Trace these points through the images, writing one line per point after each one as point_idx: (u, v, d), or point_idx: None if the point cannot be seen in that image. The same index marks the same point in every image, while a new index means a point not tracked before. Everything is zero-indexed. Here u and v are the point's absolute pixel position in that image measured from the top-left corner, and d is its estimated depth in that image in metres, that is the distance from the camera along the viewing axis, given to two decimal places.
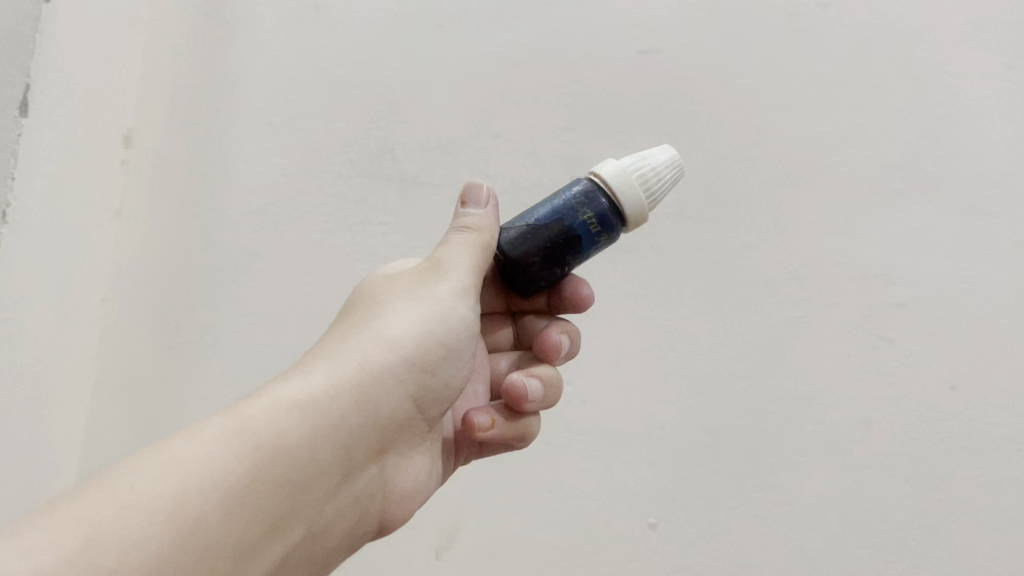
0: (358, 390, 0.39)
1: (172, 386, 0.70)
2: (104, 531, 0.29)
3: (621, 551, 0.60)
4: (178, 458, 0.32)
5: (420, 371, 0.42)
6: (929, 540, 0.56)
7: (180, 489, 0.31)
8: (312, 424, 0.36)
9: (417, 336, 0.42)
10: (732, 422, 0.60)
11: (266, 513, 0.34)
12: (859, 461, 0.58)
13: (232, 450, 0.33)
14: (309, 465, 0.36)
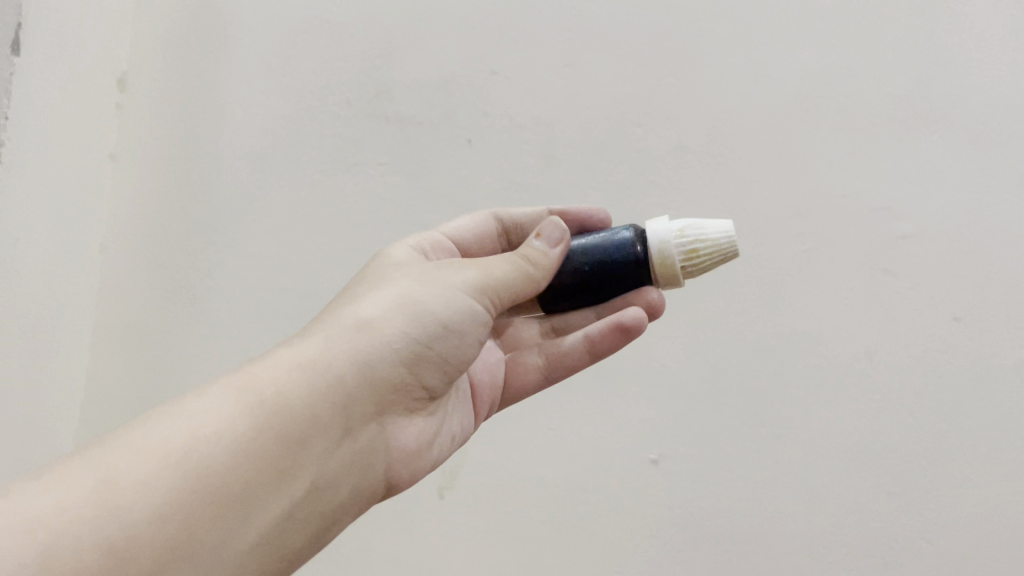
0: (356, 356, 0.38)
1: (174, 330, 0.70)
2: (117, 477, 0.31)
3: (624, 486, 0.60)
4: (187, 413, 0.34)
5: (425, 342, 0.41)
6: (933, 473, 0.56)
7: (186, 439, 0.33)
8: (311, 382, 0.37)
9: (418, 305, 0.41)
10: (735, 358, 0.60)
11: (268, 467, 0.34)
12: (860, 394, 0.58)
13: (234, 406, 0.35)
14: (310, 423, 0.36)
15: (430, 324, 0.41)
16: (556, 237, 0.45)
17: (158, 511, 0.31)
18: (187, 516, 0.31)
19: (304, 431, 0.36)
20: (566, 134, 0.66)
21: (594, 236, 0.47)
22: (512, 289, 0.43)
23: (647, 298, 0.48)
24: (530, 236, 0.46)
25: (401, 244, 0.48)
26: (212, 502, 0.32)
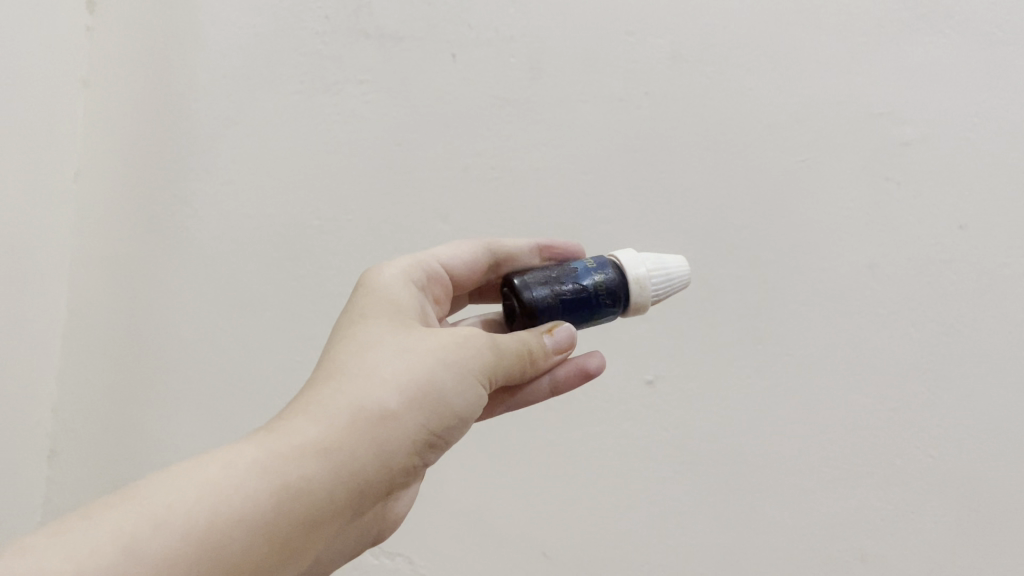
0: (381, 441, 0.35)
1: (154, 261, 0.68)
2: (136, 546, 0.28)
3: (617, 409, 0.59)
4: (208, 479, 0.31)
5: (439, 430, 0.37)
6: (937, 387, 0.53)
7: (207, 514, 0.30)
8: (333, 463, 0.33)
9: (442, 390, 0.37)
10: (731, 276, 0.58)
11: (277, 554, 0.32)
12: (861, 307, 0.55)
13: (259, 479, 0.32)
14: (324, 510, 0.33)
15: (448, 410, 0.37)
16: (568, 342, 0.42)
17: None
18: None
19: (317, 518, 0.33)
20: (555, 42, 0.61)
21: (560, 278, 0.43)
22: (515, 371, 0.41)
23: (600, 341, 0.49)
24: (541, 332, 0.42)
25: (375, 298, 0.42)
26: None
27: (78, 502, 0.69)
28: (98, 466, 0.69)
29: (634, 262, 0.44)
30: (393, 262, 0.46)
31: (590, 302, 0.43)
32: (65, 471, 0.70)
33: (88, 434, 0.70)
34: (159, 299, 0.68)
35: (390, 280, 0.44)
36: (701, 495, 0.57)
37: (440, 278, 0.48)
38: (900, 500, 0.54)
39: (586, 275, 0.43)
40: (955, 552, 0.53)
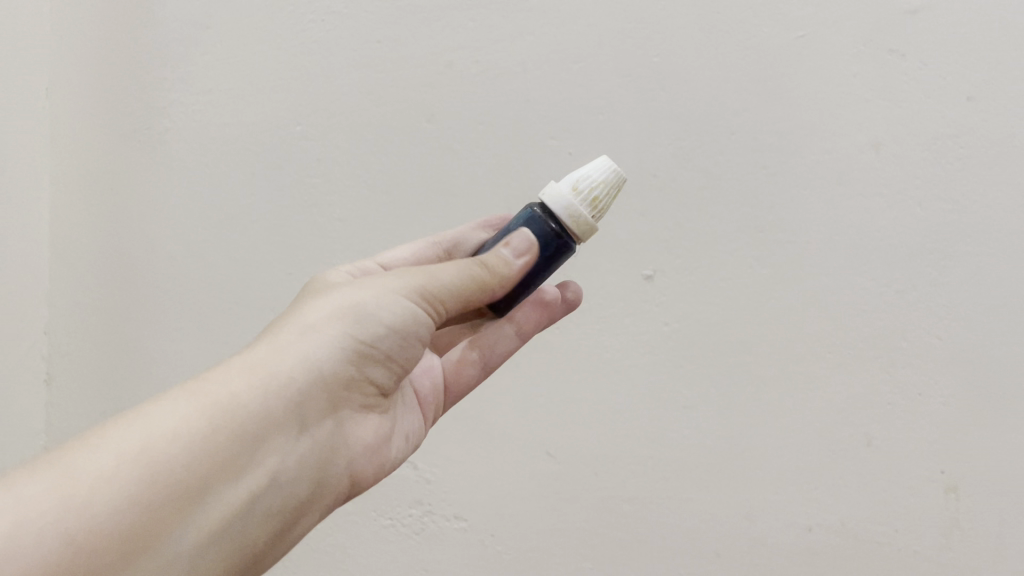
0: (309, 360, 0.36)
1: (132, 176, 0.66)
2: (70, 484, 0.29)
3: (616, 306, 0.57)
4: (141, 420, 0.32)
5: (373, 345, 0.38)
6: (944, 267, 0.52)
7: (139, 446, 0.31)
8: (265, 387, 0.35)
9: (369, 310, 0.38)
10: (731, 162, 0.54)
11: (223, 469, 0.32)
12: (866, 188, 0.52)
13: (191, 410, 0.33)
14: (266, 423, 0.34)
15: (380, 326, 0.38)
16: (526, 250, 0.40)
17: (112, 522, 0.29)
18: (139, 522, 0.30)
19: (257, 434, 0.34)
20: None
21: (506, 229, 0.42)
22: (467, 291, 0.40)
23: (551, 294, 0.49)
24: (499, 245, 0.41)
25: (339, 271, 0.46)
26: (167, 504, 0.30)
27: (77, 425, 0.69)
28: (91, 390, 0.68)
29: (553, 194, 0.40)
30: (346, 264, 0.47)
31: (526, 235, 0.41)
32: (62, 395, 0.69)
33: (82, 358, 0.69)
34: (139, 216, 0.66)
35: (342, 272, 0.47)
36: (704, 389, 0.56)
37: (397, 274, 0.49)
38: (908, 382, 0.53)
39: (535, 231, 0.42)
40: (963, 433, 0.52)
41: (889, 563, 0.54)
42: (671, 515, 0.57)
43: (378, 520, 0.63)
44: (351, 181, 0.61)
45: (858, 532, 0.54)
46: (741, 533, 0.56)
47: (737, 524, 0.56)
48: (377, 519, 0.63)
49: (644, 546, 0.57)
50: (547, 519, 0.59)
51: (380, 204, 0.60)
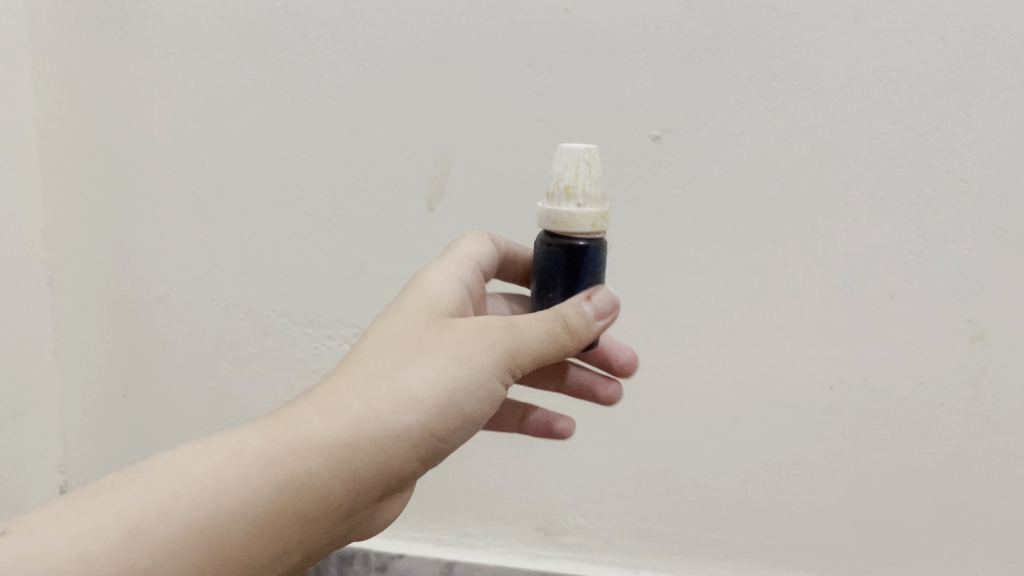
0: (391, 447, 0.33)
1: (111, 66, 0.62)
2: (132, 533, 0.28)
3: (624, 172, 0.53)
4: (212, 468, 0.30)
5: (449, 432, 0.35)
6: (969, 105, 0.48)
7: (207, 505, 0.29)
8: (339, 468, 0.32)
9: (458, 389, 0.35)
10: (740, 6, 0.49)
11: (270, 552, 0.31)
12: (887, 25, 0.48)
13: (263, 472, 0.31)
14: (324, 507, 0.32)
15: (460, 415, 0.35)
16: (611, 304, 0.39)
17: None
18: None
19: (314, 513, 0.32)
20: None
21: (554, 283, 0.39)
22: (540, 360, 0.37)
23: (608, 395, 0.52)
24: (582, 300, 0.38)
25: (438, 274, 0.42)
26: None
27: (87, 326, 0.68)
28: (97, 290, 0.67)
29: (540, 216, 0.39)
30: (438, 264, 0.43)
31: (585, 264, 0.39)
32: (67, 298, 0.67)
33: (83, 258, 0.66)
34: (124, 107, 0.62)
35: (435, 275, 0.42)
36: (720, 253, 0.53)
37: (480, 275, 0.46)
38: (932, 230, 0.50)
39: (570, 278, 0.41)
40: (990, 281, 0.50)
41: (914, 416, 0.53)
42: (688, 383, 0.56)
43: None
44: (338, 58, 0.57)
45: (882, 388, 0.53)
46: (761, 395, 0.55)
47: (757, 387, 0.55)
48: None
49: (663, 415, 0.57)
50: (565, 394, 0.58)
51: (371, 78, 0.57)
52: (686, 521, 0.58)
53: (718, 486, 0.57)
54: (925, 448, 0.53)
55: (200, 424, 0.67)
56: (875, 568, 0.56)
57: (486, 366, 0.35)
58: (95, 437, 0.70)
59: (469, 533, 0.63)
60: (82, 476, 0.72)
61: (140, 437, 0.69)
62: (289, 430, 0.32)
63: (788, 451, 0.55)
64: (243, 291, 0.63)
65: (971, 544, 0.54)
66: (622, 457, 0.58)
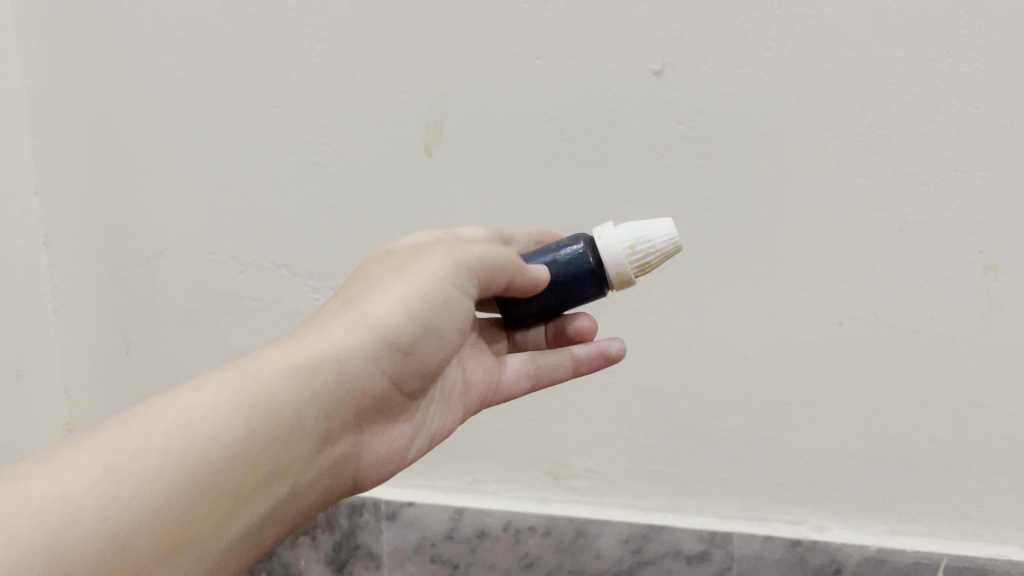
0: (346, 358, 0.36)
1: (97, 17, 0.60)
2: (118, 468, 0.29)
3: (627, 108, 0.52)
4: (180, 401, 0.32)
5: (399, 348, 0.38)
6: (980, 27, 0.46)
7: (184, 428, 0.30)
8: (304, 382, 0.34)
9: (402, 309, 0.38)
10: None
11: (257, 470, 0.32)
12: None
13: (232, 393, 0.33)
14: (299, 424, 0.34)
15: (406, 337, 0.38)
16: None
17: (161, 501, 0.29)
18: (183, 512, 0.29)
19: (293, 430, 0.34)
20: None
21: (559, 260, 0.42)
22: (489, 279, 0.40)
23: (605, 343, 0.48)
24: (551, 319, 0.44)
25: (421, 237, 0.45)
26: (204, 500, 0.30)
27: (84, 284, 0.67)
28: (91, 247, 0.66)
29: (607, 239, 0.40)
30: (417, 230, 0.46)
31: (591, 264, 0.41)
32: (63, 256, 0.67)
33: (76, 215, 0.65)
34: (113, 58, 0.61)
35: None
36: (725, 189, 0.52)
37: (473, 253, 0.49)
38: (943, 159, 0.48)
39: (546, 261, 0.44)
40: (1002, 208, 0.48)
41: (924, 349, 0.52)
42: (696, 322, 0.55)
43: None
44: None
45: (892, 322, 0.52)
46: (769, 333, 0.54)
47: (765, 325, 0.54)
48: None
49: (670, 355, 0.56)
50: None
51: (362, 19, 0.55)
52: (695, 462, 0.58)
53: (727, 426, 0.57)
54: (935, 381, 0.52)
55: (203, 380, 0.67)
56: (888, 505, 0.56)
57: (426, 284, 0.39)
58: (99, 395, 0.70)
59: (478, 479, 0.63)
60: (88, 436, 0.72)
61: (143, 395, 0.69)
62: (248, 364, 0.34)
63: (796, 389, 0.55)
64: (239, 244, 0.62)
65: (985, 477, 0.53)
66: (629, 400, 0.58)
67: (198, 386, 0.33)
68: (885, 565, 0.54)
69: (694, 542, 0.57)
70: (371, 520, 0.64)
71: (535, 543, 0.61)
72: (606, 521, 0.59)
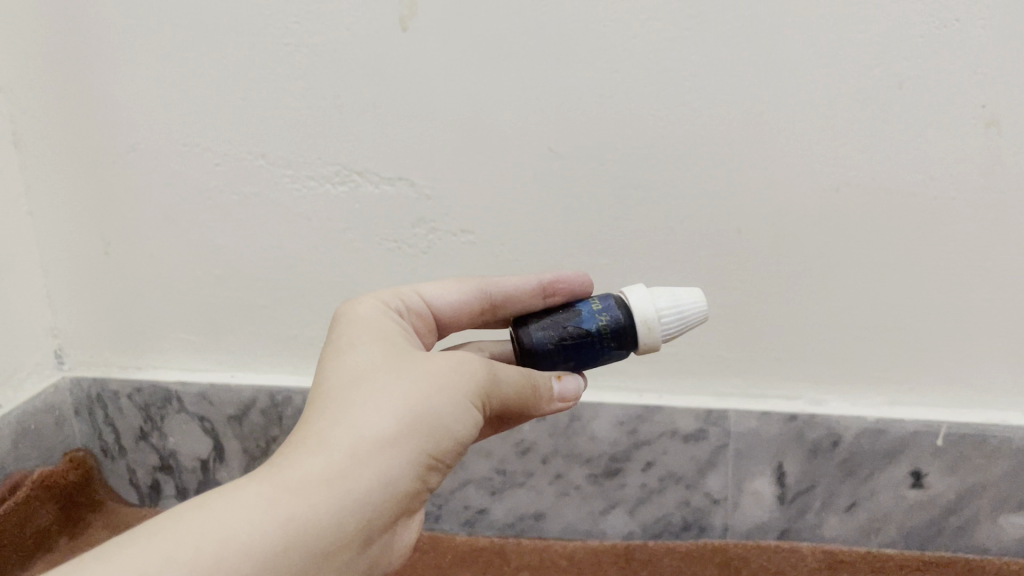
0: (389, 470, 0.33)
1: None
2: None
3: None
4: (218, 515, 0.29)
5: (437, 454, 0.35)
6: None
7: (216, 550, 0.28)
8: (347, 497, 0.31)
9: (440, 410, 0.35)
10: None
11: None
12: None
13: (271, 506, 0.30)
14: (338, 541, 0.31)
15: (446, 437, 0.35)
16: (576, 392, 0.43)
17: None
18: None
19: (332, 549, 0.30)
20: None
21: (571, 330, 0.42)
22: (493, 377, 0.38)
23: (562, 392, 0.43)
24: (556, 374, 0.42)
25: (370, 302, 0.43)
26: None
27: (57, 183, 0.65)
28: (63, 145, 0.63)
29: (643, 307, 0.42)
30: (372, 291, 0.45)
31: (593, 344, 0.42)
32: (35, 156, 0.64)
33: (44, 111, 0.63)
34: None
35: (367, 312, 0.42)
36: (715, 53, 0.49)
37: (430, 322, 0.47)
38: (944, 10, 0.46)
39: (591, 319, 0.42)
40: (1008, 64, 0.46)
41: (924, 214, 0.50)
42: (687, 197, 0.53)
43: (383, 245, 0.60)
44: None
45: (890, 187, 0.50)
46: (763, 204, 0.52)
47: (760, 196, 0.52)
48: (382, 244, 0.60)
49: (661, 233, 0.54)
50: (558, 217, 0.56)
51: None
52: (689, 342, 0.57)
53: (721, 302, 0.55)
54: (935, 246, 0.51)
55: (186, 278, 0.65)
56: (884, 375, 0.55)
57: (458, 386, 0.36)
58: (81, 297, 0.69)
59: None
60: (74, 339, 0.70)
61: (128, 296, 0.67)
62: (284, 472, 0.31)
63: (792, 261, 0.53)
64: (213, 135, 0.60)
65: (983, 343, 0.53)
66: (621, 280, 0.56)
67: (232, 501, 0.29)
68: (883, 436, 0.54)
69: (690, 421, 0.57)
70: None
71: (531, 429, 0.60)
72: (601, 405, 0.58)
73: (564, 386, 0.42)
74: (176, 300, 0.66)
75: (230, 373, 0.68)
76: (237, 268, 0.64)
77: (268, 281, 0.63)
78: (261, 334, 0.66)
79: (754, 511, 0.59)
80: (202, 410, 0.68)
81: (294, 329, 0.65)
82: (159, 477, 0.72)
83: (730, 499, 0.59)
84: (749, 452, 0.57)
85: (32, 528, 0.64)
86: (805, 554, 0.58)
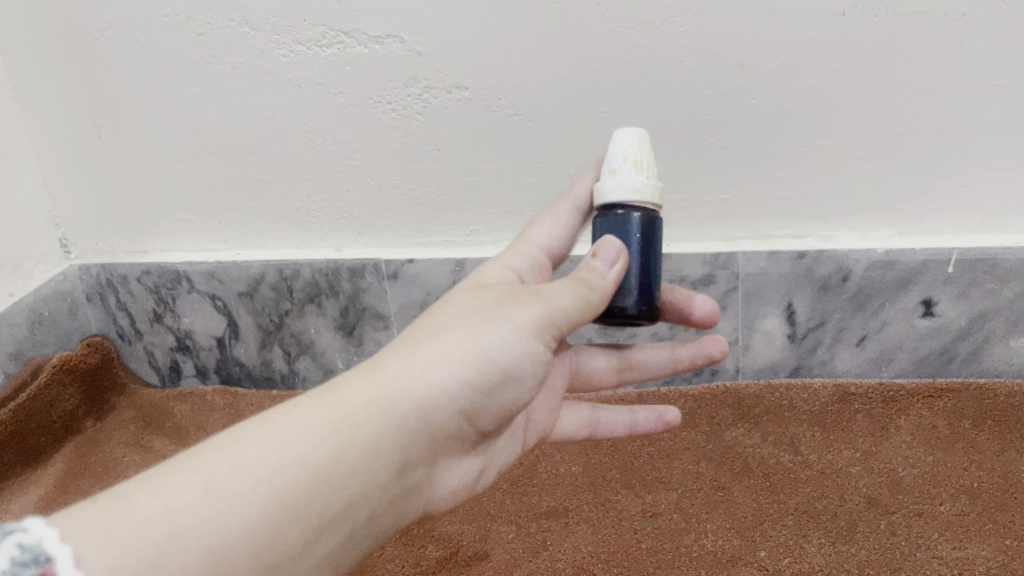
0: (433, 398, 0.35)
1: None
2: (220, 492, 0.29)
3: None
4: (275, 427, 0.31)
5: (490, 389, 0.37)
6: None
7: (271, 452, 0.30)
8: (388, 416, 0.34)
9: (494, 350, 0.36)
10: None
11: (338, 504, 0.32)
12: None
13: (320, 425, 0.32)
14: (377, 459, 0.33)
15: (496, 373, 0.36)
16: (621, 256, 0.39)
17: (254, 527, 0.29)
18: (270, 541, 0.29)
19: (373, 465, 0.33)
20: None
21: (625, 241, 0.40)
22: (570, 323, 0.38)
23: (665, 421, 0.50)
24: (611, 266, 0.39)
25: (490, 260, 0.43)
26: (289, 526, 0.30)
27: (41, 67, 0.63)
28: (40, 27, 0.62)
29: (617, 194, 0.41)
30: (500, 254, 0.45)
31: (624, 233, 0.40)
32: (14, 38, 0.63)
33: None
34: None
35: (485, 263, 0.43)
36: None
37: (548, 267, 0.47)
38: None
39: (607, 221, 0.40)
40: None
41: (934, 34, 0.48)
42: (687, 33, 0.51)
43: (377, 108, 0.58)
44: None
45: (898, 7, 0.48)
46: (766, 36, 0.50)
47: (762, 27, 0.50)
48: (377, 108, 0.58)
49: (660, 74, 0.53)
50: (555, 65, 0.54)
51: None
52: (693, 188, 0.56)
53: (725, 143, 0.54)
54: (945, 67, 0.49)
55: (182, 156, 0.64)
56: (894, 207, 0.54)
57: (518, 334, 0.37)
58: (79, 184, 0.68)
59: (475, 232, 0.62)
60: (77, 227, 0.70)
61: (125, 179, 0.67)
62: (335, 391, 0.33)
63: (796, 96, 0.52)
64: (191, 4, 0.57)
65: (995, 167, 0.52)
66: (622, 128, 0.55)
67: (288, 408, 0.32)
68: (891, 266, 0.54)
69: (698, 267, 0.57)
70: (374, 282, 0.64)
71: None
72: None
73: (598, 256, 0.39)
74: (173, 180, 0.66)
75: (237, 251, 0.67)
76: (231, 143, 0.62)
77: (264, 155, 0.62)
78: (262, 210, 0.65)
79: (765, 351, 0.59)
80: (212, 288, 0.68)
81: (295, 202, 0.64)
82: (178, 357, 0.73)
83: (741, 341, 0.59)
84: (759, 294, 0.57)
85: (58, 411, 0.66)
86: (817, 387, 0.58)
